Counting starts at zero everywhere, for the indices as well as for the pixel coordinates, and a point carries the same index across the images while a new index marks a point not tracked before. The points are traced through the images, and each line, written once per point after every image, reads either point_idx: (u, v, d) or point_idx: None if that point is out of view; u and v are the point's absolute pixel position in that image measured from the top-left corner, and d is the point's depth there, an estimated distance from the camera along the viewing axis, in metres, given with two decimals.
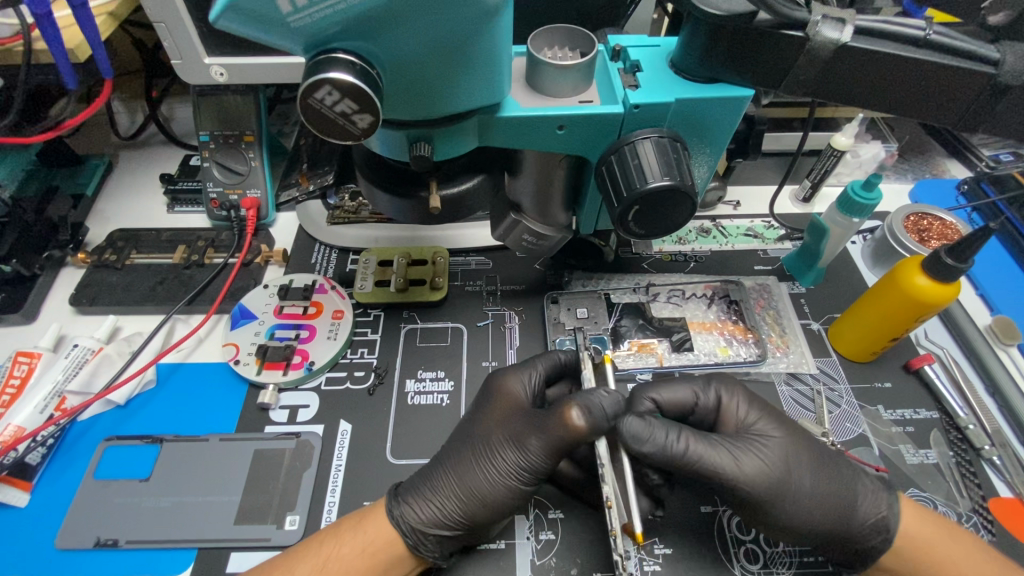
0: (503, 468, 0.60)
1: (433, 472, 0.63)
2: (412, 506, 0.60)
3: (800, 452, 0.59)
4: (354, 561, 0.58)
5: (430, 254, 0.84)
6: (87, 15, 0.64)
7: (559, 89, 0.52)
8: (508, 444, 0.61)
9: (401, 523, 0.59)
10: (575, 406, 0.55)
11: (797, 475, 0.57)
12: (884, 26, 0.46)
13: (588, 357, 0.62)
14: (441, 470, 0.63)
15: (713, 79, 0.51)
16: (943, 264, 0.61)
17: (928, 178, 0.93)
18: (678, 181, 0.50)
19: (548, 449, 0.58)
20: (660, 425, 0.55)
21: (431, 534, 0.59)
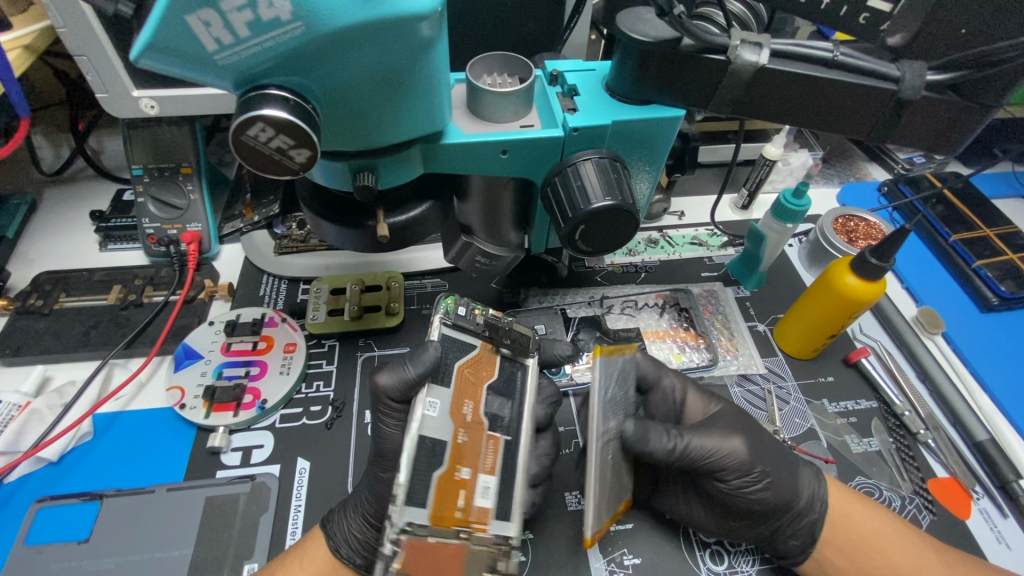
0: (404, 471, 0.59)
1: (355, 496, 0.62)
2: (338, 517, 0.61)
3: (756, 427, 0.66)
4: None
5: (384, 279, 0.83)
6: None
7: (500, 114, 0.53)
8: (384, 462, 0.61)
9: (331, 531, 0.61)
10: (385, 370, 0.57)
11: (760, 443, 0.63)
12: (797, 49, 0.48)
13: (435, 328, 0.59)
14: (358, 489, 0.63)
15: (645, 101, 0.53)
16: (869, 264, 0.65)
17: (852, 182, 1.01)
18: (618, 201, 0.51)
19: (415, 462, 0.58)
20: (651, 425, 0.60)
21: (354, 543, 0.60)
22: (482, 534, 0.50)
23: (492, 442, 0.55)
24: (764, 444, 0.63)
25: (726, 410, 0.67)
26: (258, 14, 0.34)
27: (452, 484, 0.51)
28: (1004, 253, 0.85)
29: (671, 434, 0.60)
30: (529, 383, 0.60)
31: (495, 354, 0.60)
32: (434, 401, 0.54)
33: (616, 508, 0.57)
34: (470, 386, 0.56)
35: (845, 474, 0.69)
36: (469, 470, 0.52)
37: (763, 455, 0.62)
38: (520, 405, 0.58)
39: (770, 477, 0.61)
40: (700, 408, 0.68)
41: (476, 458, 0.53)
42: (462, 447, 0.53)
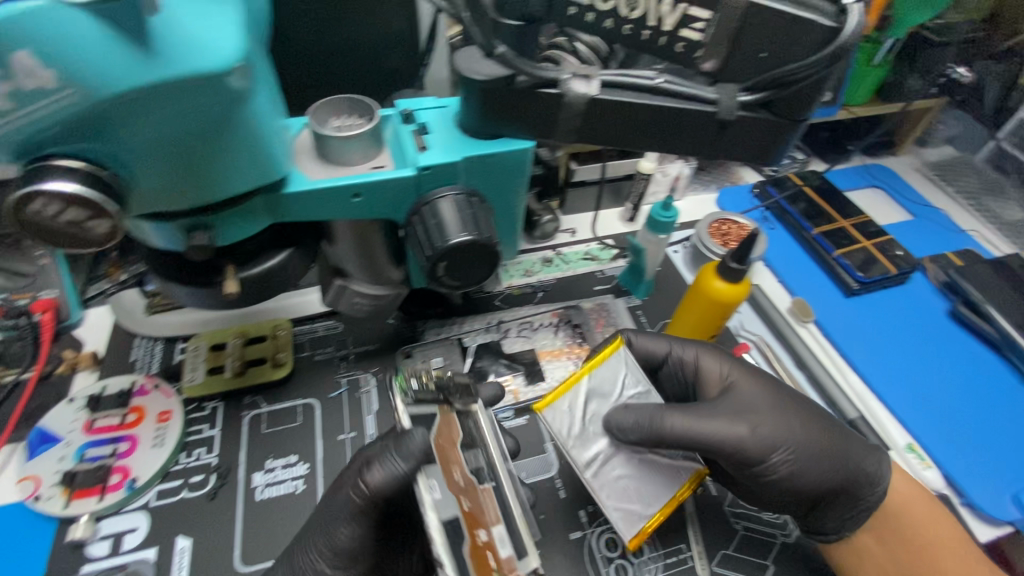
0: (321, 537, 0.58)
1: None
2: None
3: (779, 395, 0.65)
4: None
5: (269, 328, 0.79)
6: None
7: (348, 158, 0.52)
8: None
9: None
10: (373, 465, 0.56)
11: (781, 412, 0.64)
12: (623, 79, 0.50)
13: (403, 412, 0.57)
14: None
15: (494, 134, 0.54)
16: (731, 268, 0.69)
17: (727, 186, 1.08)
18: (472, 235, 0.52)
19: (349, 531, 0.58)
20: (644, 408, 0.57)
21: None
22: None
23: (486, 491, 0.45)
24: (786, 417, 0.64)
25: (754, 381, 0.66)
26: (16, 84, 0.32)
27: (478, 554, 0.43)
28: (858, 241, 0.93)
29: (671, 423, 0.57)
30: (484, 422, 0.51)
31: (450, 413, 0.52)
32: (434, 482, 0.49)
33: (676, 492, 0.56)
34: (448, 450, 0.49)
35: None
36: (484, 532, 0.44)
37: (786, 432, 0.62)
38: (489, 447, 0.49)
39: (799, 445, 0.63)
40: (717, 374, 0.67)
41: (484, 516, 0.44)
42: (471, 513, 0.45)
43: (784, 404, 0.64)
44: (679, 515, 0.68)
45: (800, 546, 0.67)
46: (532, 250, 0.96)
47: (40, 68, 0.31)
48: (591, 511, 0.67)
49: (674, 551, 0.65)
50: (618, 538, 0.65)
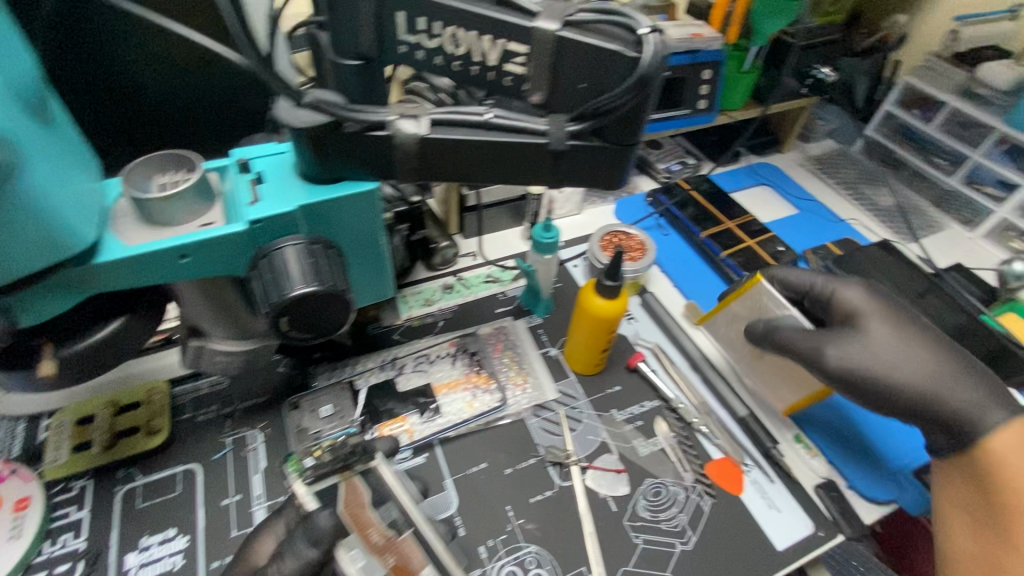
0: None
1: None
2: None
3: (872, 341, 0.68)
4: None
5: (144, 393, 0.74)
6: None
7: (172, 217, 0.49)
8: None
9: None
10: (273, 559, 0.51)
11: (906, 341, 0.68)
12: (452, 116, 0.50)
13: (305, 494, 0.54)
14: None
15: (333, 178, 0.53)
16: (607, 284, 0.70)
17: (625, 197, 1.10)
18: (314, 287, 0.50)
19: None
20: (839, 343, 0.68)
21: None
22: None
23: (408, 544, 0.52)
24: (932, 350, 0.68)
25: (875, 323, 0.70)
26: None
27: None
28: (742, 241, 0.97)
29: (830, 355, 0.67)
30: (391, 478, 0.56)
31: (354, 476, 0.55)
32: (355, 551, 0.50)
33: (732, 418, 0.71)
34: (360, 516, 0.52)
35: (637, 478, 0.72)
36: None
37: (889, 374, 0.67)
38: (401, 498, 0.55)
39: (914, 391, 0.66)
40: (859, 298, 0.72)
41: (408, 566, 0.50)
42: (397, 568, 0.50)
43: (907, 335, 0.69)
44: (579, 537, 0.67)
45: (700, 553, 0.67)
46: (432, 278, 0.95)
47: None
48: (491, 545, 0.66)
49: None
50: (518, 569, 0.64)
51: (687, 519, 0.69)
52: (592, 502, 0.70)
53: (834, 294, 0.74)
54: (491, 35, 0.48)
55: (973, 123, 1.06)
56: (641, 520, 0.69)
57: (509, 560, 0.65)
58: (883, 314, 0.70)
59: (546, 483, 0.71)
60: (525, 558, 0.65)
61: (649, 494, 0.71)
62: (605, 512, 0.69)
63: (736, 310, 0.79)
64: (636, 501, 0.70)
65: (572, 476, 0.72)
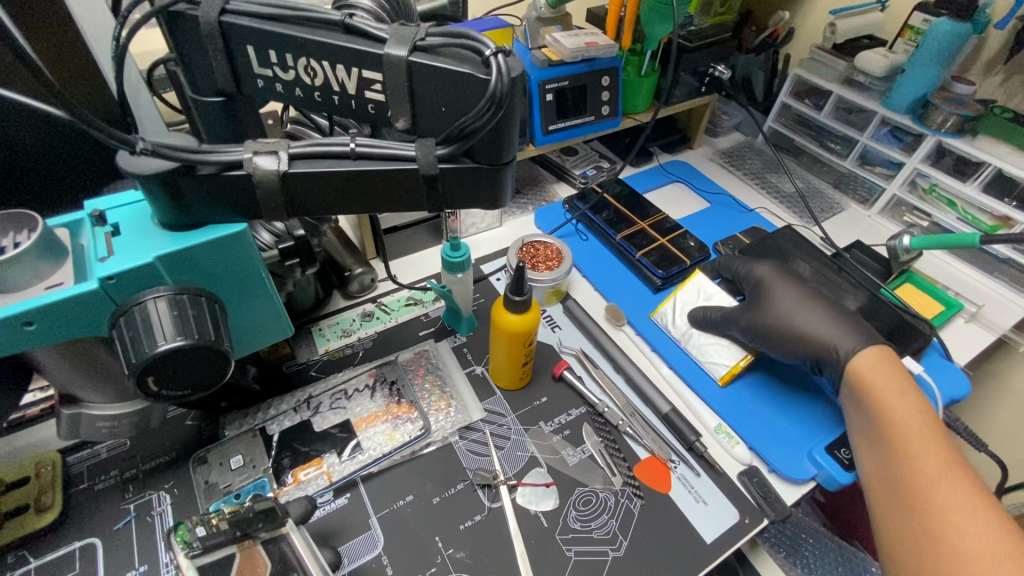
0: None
1: None
2: None
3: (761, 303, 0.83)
4: None
5: (31, 467, 0.68)
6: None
7: (13, 283, 0.45)
8: None
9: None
10: None
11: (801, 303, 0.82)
12: (315, 149, 0.48)
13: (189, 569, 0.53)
14: None
15: (197, 223, 0.50)
16: (514, 299, 0.70)
17: (543, 205, 1.11)
18: (183, 340, 0.47)
19: None
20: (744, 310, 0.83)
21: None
22: None
23: None
24: (823, 301, 0.81)
25: (786, 283, 0.85)
26: None
27: None
28: (654, 240, 0.98)
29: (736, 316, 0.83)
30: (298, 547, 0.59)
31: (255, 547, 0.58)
32: None
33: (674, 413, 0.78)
34: None
35: (567, 489, 0.72)
36: None
37: (794, 321, 0.80)
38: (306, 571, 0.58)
39: (810, 338, 0.78)
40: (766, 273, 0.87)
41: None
42: None
43: (804, 298, 0.82)
44: (511, 559, 0.65)
45: (632, 558, 0.66)
46: (351, 307, 0.93)
47: None
48: None
49: None
50: None
51: (617, 524, 0.69)
52: (523, 519, 0.69)
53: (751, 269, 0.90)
54: (344, 65, 0.47)
55: (857, 108, 1.13)
56: (573, 531, 0.68)
57: None
58: (788, 280, 0.86)
59: (475, 506, 0.70)
60: None
61: (579, 504, 0.70)
62: (536, 529, 0.68)
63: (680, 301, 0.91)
64: (566, 513, 0.70)
65: (501, 496, 0.71)
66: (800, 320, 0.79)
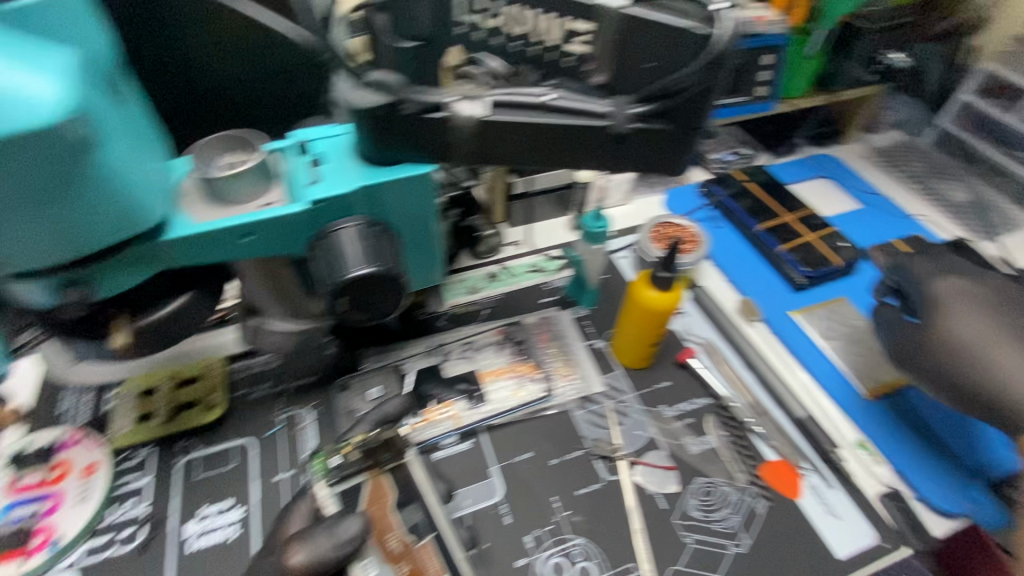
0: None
1: None
2: None
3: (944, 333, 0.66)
4: None
5: (202, 368, 0.77)
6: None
7: (238, 196, 0.50)
8: None
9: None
10: (296, 544, 0.58)
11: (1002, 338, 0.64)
12: (510, 97, 0.49)
13: (330, 496, 0.64)
14: None
15: (391, 160, 0.53)
16: (661, 275, 0.68)
17: (674, 187, 1.07)
18: (374, 267, 0.50)
19: None
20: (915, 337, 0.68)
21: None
22: None
23: (425, 549, 0.60)
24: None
25: (977, 314, 0.66)
26: None
27: None
28: (801, 236, 0.94)
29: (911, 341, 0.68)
30: (419, 476, 0.67)
31: (382, 474, 0.66)
32: (370, 562, 0.60)
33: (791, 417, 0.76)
34: (382, 519, 0.62)
35: (687, 475, 0.70)
36: None
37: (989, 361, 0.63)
38: (425, 502, 0.65)
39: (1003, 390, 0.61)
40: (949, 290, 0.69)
41: (422, 569, 0.59)
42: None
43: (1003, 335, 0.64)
44: (625, 533, 0.66)
45: (754, 557, 0.64)
46: (477, 266, 0.95)
47: None
48: (536, 535, 0.65)
49: (621, 571, 0.63)
50: (564, 561, 0.64)
51: (739, 520, 0.67)
52: (641, 498, 0.68)
53: (931, 283, 0.71)
54: (558, 13, 0.47)
55: None
56: (692, 519, 0.67)
57: (555, 551, 0.64)
58: (980, 306, 0.67)
59: (592, 475, 0.70)
60: (572, 549, 0.64)
61: (700, 493, 0.69)
62: (654, 510, 0.67)
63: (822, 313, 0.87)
64: (685, 500, 0.68)
65: (620, 470, 0.70)
66: (989, 369, 0.62)
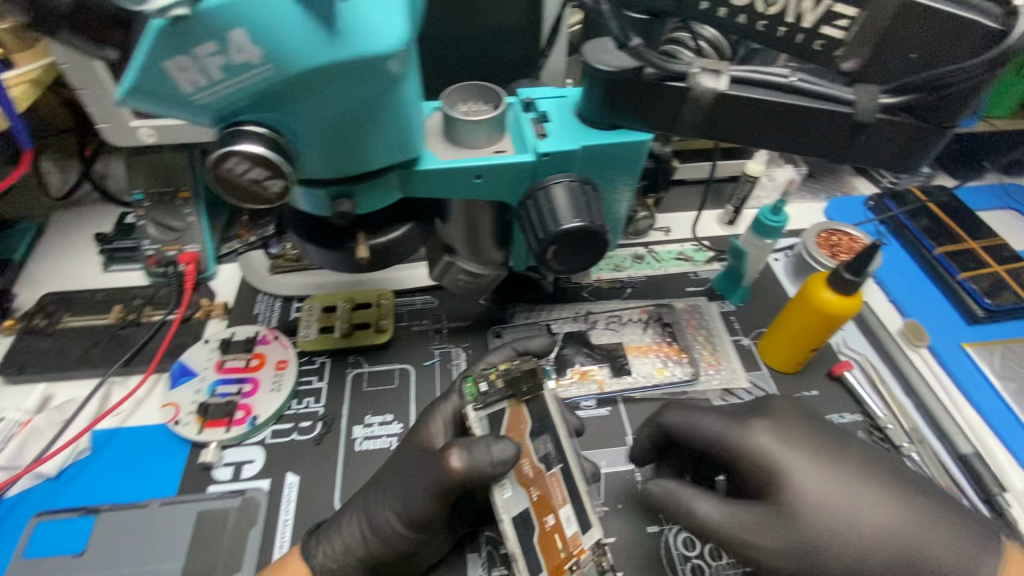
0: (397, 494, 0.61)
1: (343, 521, 0.63)
2: (324, 548, 0.62)
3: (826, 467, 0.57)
4: None
5: (374, 297, 0.86)
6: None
7: (474, 141, 0.56)
8: (389, 487, 0.63)
9: (313, 555, 0.62)
10: (455, 449, 0.58)
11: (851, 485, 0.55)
12: (752, 74, 0.50)
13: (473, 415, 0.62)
14: (348, 507, 0.65)
15: (613, 125, 0.55)
16: (843, 278, 0.67)
17: (838, 196, 1.02)
18: (587, 222, 0.53)
19: (433, 491, 0.59)
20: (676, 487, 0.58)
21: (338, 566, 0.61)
22: (585, 555, 0.55)
23: (554, 479, 0.59)
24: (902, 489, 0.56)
25: (805, 462, 0.56)
26: (230, 58, 0.36)
27: (547, 535, 0.56)
28: (989, 265, 0.87)
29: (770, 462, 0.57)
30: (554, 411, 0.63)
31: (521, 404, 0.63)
32: (505, 483, 0.59)
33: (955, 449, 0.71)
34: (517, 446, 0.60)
35: None
36: (551, 517, 0.57)
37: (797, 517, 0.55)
38: (557, 433, 0.62)
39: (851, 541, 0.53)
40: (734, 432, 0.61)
41: (552, 502, 0.58)
42: (539, 503, 0.58)
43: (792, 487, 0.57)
44: None
45: None
46: (624, 245, 0.95)
47: (250, 45, 0.36)
48: None
49: None
50: (695, 538, 0.65)
51: None
52: None
53: (742, 431, 0.60)
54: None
55: None
56: None
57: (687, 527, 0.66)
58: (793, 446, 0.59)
59: None
60: None
61: None
62: None
63: (1001, 350, 0.81)
64: None
65: None
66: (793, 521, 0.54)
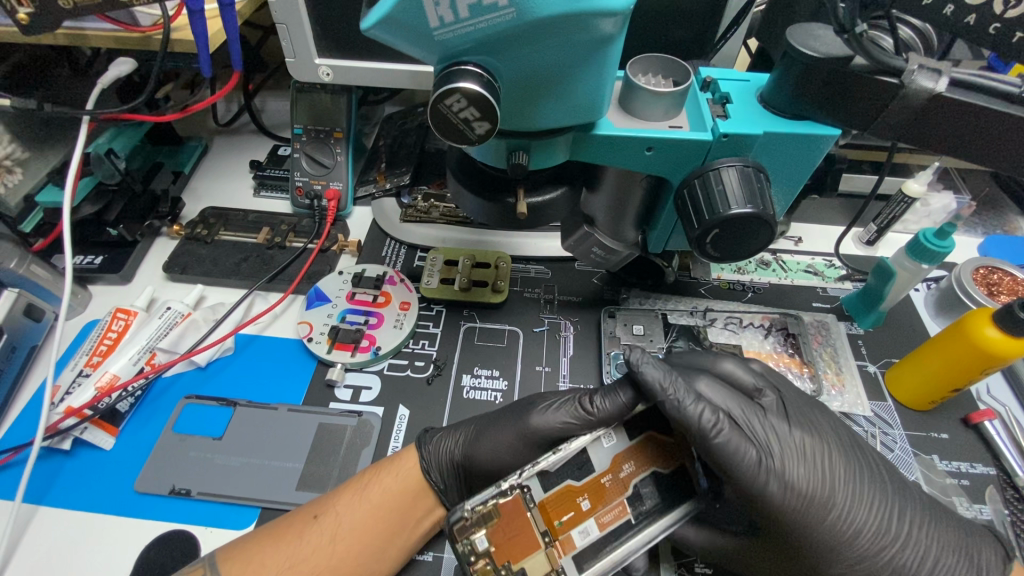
0: (513, 426, 0.64)
1: (460, 425, 0.69)
2: (434, 440, 0.68)
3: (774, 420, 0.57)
4: (386, 489, 0.65)
5: (493, 258, 0.88)
6: (201, 21, 0.67)
7: (651, 113, 0.55)
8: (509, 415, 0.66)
9: (423, 452, 0.68)
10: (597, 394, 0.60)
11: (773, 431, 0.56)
12: (977, 80, 0.48)
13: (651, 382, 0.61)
14: (465, 423, 0.69)
15: (799, 115, 0.54)
16: (1016, 317, 0.61)
17: (998, 234, 0.92)
18: (758, 210, 0.52)
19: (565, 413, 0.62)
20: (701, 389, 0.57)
21: (443, 468, 0.67)
22: (556, 549, 0.51)
23: (620, 508, 0.53)
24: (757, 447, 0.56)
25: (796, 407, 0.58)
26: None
27: (571, 494, 0.53)
28: None
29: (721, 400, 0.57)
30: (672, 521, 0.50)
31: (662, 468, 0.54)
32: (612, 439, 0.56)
33: None
34: (648, 456, 0.55)
35: None
36: (587, 501, 0.53)
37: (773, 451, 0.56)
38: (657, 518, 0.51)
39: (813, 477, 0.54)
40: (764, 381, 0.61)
41: (602, 503, 0.53)
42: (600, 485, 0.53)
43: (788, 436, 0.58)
44: None
45: None
46: None
47: None
48: None
49: None
50: None
51: None
52: None
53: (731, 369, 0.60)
54: None
55: None
56: None
57: None
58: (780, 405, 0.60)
59: None
60: None
61: None
62: None
63: None
64: None
65: None
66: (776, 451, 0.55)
